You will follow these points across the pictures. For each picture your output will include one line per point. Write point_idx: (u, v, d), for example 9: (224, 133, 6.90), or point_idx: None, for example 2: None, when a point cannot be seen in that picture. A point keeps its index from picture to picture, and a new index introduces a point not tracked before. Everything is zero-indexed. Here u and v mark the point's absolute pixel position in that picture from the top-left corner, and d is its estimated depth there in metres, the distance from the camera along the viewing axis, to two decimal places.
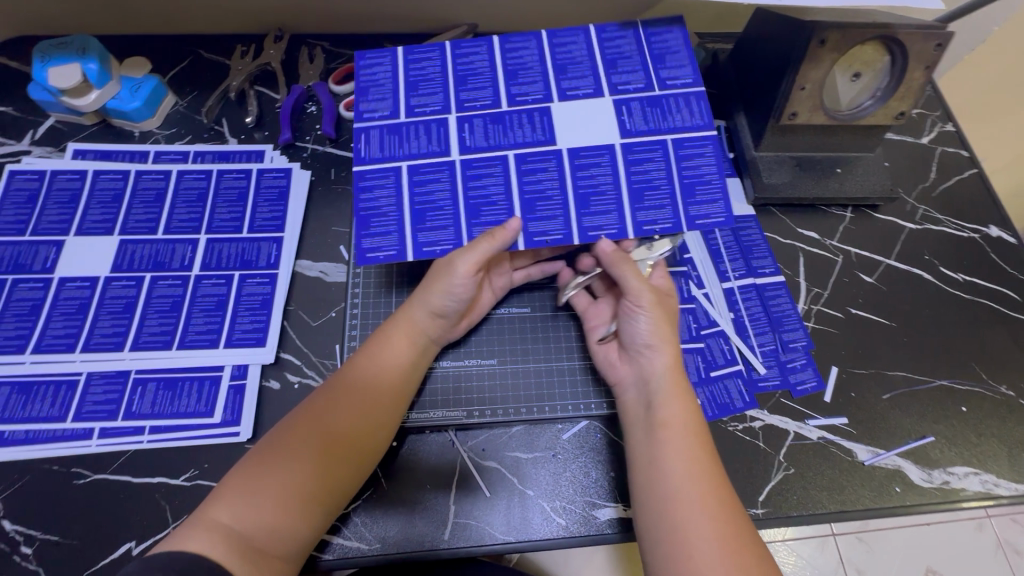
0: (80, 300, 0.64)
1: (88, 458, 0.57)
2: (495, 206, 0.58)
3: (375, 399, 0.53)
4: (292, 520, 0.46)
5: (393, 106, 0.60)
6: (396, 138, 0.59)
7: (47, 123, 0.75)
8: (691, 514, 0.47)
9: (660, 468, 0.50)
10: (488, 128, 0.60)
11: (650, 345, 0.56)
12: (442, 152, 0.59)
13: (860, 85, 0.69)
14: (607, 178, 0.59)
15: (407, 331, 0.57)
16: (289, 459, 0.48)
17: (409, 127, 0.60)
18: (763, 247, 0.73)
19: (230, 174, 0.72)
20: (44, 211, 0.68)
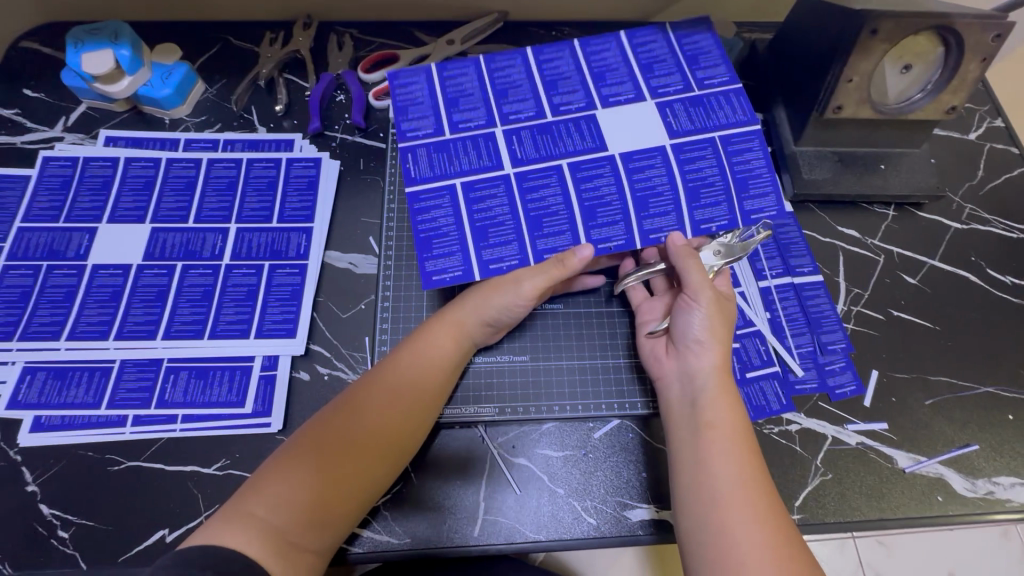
0: (113, 287, 0.64)
1: (122, 445, 0.57)
2: (555, 217, 0.57)
3: (416, 396, 0.53)
4: (328, 514, 0.46)
5: (436, 124, 0.59)
6: (445, 155, 0.58)
7: (80, 109, 0.75)
8: (738, 515, 0.46)
9: (706, 468, 0.49)
10: (537, 138, 0.59)
11: (701, 341, 0.55)
12: (494, 166, 0.58)
13: (911, 78, 0.67)
14: (662, 178, 0.57)
15: (455, 331, 0.57)
16: (329, 454, 0.48)
17: (456, 142, 0.58)
18: (801, 245, 0.71)
19: (260, 164, 0.72)
20: (77, 198, 0.69)
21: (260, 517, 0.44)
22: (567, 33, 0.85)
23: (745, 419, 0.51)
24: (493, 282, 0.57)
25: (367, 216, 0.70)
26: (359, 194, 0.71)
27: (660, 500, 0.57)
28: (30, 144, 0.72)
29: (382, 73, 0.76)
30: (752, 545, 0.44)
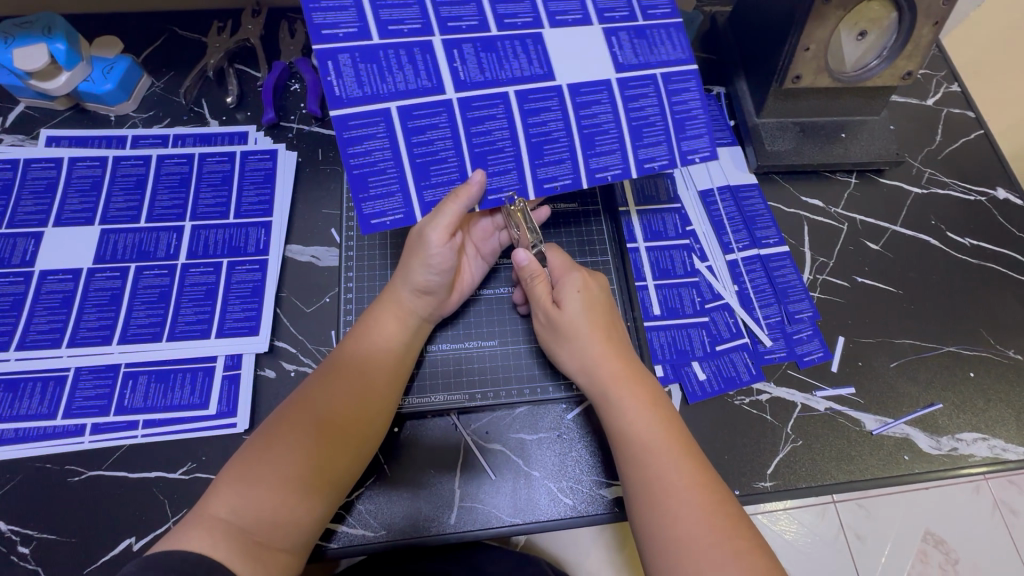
0: (63, 293, 0.61)
1: (82, 455, 0.55)
2: (501, 154, 0.56)
3: (370, 381, 0.52)
4: (295, 511, 0.45)
5: (362, 24, 0.51)
6: (375, 68, 0.51)
7: (17, 109, 0.71)
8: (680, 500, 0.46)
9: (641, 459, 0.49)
10: (480, 57, 0.55)
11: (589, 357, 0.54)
12: (436, 89, 0.53)
13: (867, 45, 0.66)
14: (608, 117, 0.58)
15: (397, 312, 0.55)
16: (288, 449, 0.46)
17: (385, 51, 0.52)
18: (766, 217, 0.71)
19: (213, 158, 0.69)
20: (20, 202, 0.65)
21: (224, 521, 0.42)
22: None
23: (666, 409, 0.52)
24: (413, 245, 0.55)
25: (328, 207, 0.68)
26: (319, 184, 0.69)
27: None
28: None
29: None
30: (705, 534, 0.44)
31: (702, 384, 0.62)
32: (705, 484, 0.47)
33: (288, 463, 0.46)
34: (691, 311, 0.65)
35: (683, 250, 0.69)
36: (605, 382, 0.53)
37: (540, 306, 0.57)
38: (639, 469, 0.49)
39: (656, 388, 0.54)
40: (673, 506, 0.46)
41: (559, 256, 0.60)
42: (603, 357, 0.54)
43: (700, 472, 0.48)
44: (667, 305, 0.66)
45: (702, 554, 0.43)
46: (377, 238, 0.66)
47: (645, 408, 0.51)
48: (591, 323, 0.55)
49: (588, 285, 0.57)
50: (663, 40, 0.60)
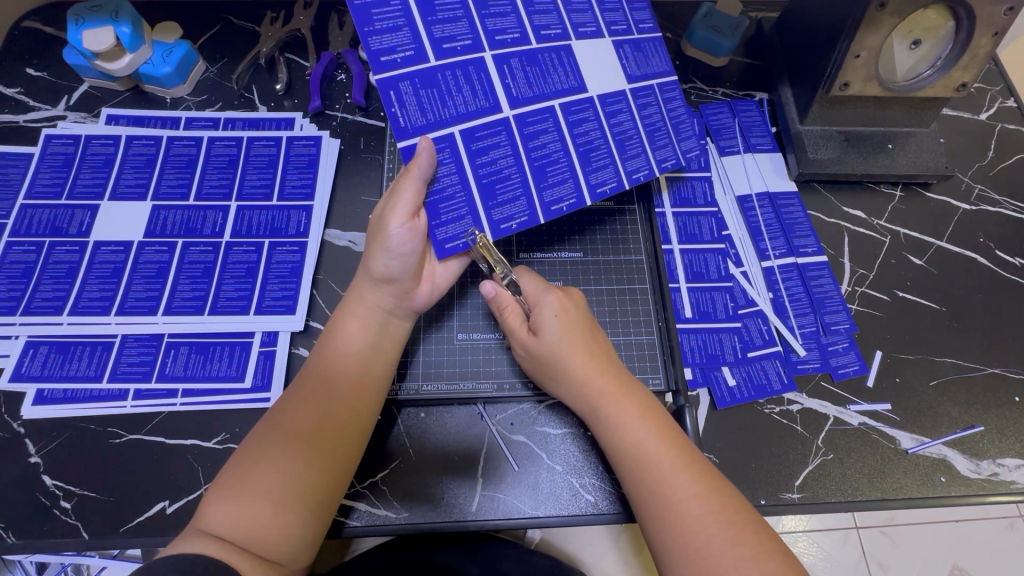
0: (114, 264, 0.64)
1: (123, 419, 0.58)
2: (558, 165, 0.56)
3: (352, 391, 0.51)
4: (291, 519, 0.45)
5: (418, 43, 0.51)
6: (435, 92, 0.52)
7: (82, 88, 0.75)
8: (688, 511, 0.45)
9: (643, 472, 0.48)
10: (527, 72, 0.56)
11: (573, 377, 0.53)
12: (492, 108, 0.54)
13: (919, 55, 0.64)
14: (630, 122, 0.59)
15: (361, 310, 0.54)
16: (271, 464, 0.46)
17: (442, 73, 0.52)
18: (806, 225, 0.70)
19: (260, 142, 0.72)
20: (79, 175, 0.69)
21: (216, 537, 0.43)
22: None
23: (658, 417, 0.51)
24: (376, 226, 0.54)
25: (367, 194, 0.70)
26: (360, 172, 0.71)
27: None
28: (32, 123, 0.73)
29: None
30: (720, 543, 0.43)
31: (732, 390, 0.61)
32: (707, 493, 0.46)
33: (273, 478, 0.46)
34: (723, 316, 0.65)
35: (718, 255, 0.68)
36: (594, 400, 0.52)
37: (517, 336, 0.55)
38: (639, 482, 0.48)
39: (646, 398, 0.53)
40: (678, 519, 0.45)
41: (533, 278, 0.57)
42: (585, 374, 0.52)
43: (701, 481, 0.47)
44: (700, 308, 0.65)
45: (709, 564, 0.43)
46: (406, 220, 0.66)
47: (635, 422, 0.50)
48: (572, 344, 0.53)
49: (565, 306, 0.55)
50: (654, 54, 0.63)
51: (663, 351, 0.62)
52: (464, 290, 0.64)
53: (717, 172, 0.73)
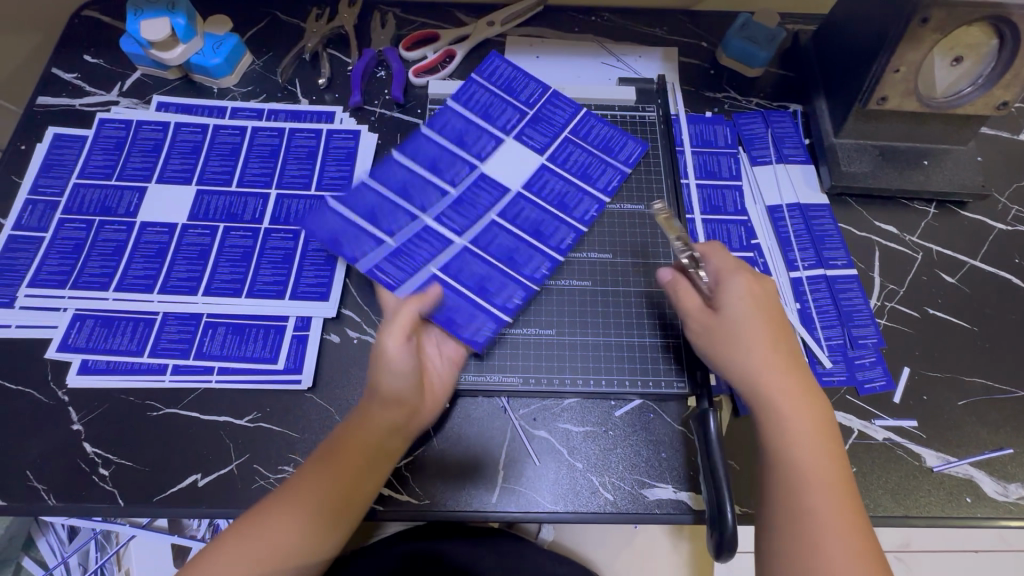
0: (159, 244, 0.67)
1: (161, 393, 0.60)
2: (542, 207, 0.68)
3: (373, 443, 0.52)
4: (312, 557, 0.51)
5: (300, 325, 0.63)
6: (375, 316, 0.63)
7: (135, 76, 0.78)
8: (823, 507, 0.47)
9: (791, 459, 0.49)
10: (405, 259, 0.65)
11: (745, 363, 0.53)
12: (406, 304, 0.63)
13: (961, 71, 0.64)
14: (584, 155, 0.72)
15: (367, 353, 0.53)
16: (298, 514, 0.50)
17: (336, 300, 0.65)
18: (836, 238, 0.70)
19: (302, 133, 0.74)
20: (129, 158, 0.72)
21: None
22: (608, 20, 0.84)
23: (818, 411, 0.51)
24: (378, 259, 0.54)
25: None
26: None
27: (695, 486, 0.57)
28: (88, 107, 0.76)
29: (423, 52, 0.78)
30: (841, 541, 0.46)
31: None
32: (835, 504, 0.47)
33: (298, 525, 0.50)
34: None
35: (747, 263, 0.68)
36: (768, 386, 0.52)
37: (694, 316, 0.57)
38: (777, 469, 0.50)
39: (813, 387, 0.53)
40: (800, 511, 0.47)
41: (722, 257, 0.58)
42: (765, 361, 0.53)
43: (831, 485, 0.48)
44: None
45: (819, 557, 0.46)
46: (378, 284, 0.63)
47: (802, 411, 0.51)
48: (761, 334, 0.54)
49: (755, 293, 0.56)
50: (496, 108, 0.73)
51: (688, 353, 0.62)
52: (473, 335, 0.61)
53: (748, 181, 0.73)
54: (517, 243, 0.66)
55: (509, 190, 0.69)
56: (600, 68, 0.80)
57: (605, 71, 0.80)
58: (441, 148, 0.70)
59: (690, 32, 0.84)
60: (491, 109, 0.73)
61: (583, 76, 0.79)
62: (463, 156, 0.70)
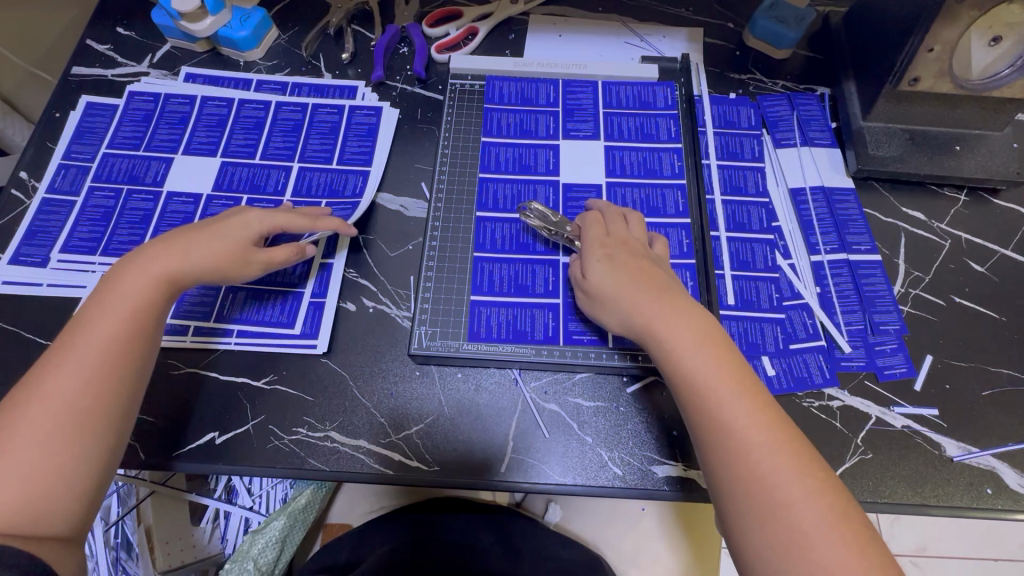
0: (184, 213, 0.68)
1: (182, 353, 0.61)
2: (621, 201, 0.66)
3: (112, 370, 0.48)
4: (72, 501, 0.44)
5: (284, 318, 0.62)
6: (256, 303, 0.63)
7: (164, 48, 0.80)
8: (757, 450, 0.44)
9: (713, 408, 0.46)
10: (247, 302, 0.63)
11: (630, 319, 0.53)
12: (287, 325, 0.62)
13: (999, 52, 0.60)
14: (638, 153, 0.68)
15: (168, 273, 0.53)
16: (46, 438, 0.44)
17: (272, 294, 0.63)
18: (861, 223, 0.68)
19: (324, 109, 0.75)
20: (157, 130, 0.73)
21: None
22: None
23: (716, 348, 0.49)
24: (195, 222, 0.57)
25: (421, 162, 0.72)
26: (415, 141, 0.73)
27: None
28: (120, 78, 0.78)
29: (446, 28, 0.78)
30: (788, 483, 0.42)
31: (772, 380, 0.60)
32: (768, 442, 0.44)
33: (55, 456, 0.44)
34: (767, 306, 0.63)
35: (767, 245, 0.66)
36: (654, 342, 0.51)
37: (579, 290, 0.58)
38: (701, 422, 0.47)
39: (713, 331, 0.51)
40: (733, 447, 0.44)
41: (595, 228, 0.59)
42: (642, 315, 0.52)
43: (762, 427, 0.45)
44: (743, 296, 0.64)
45: (762, 492, 0.42)
46: (458, 270, 0.63)
47: (694, 355, 0.49)
48: (628, 287, 0.54)
49: (611, 251, 0.57)
50: (535, 123, 0.71)
51: None
52: (546, 335, 0.60)
53: (770, 163, 0.72)
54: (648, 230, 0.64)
55: (600, 185, 0.67)
56: (622, 48, 0.79)
57: (628, 51, 0.79)
58: (515, 183, 0.67)
59: (716, 12, 0.83)
60: (525, 124, 0.71)
61: (605, 56, 0.78)
62: (536, 178, 0.67)
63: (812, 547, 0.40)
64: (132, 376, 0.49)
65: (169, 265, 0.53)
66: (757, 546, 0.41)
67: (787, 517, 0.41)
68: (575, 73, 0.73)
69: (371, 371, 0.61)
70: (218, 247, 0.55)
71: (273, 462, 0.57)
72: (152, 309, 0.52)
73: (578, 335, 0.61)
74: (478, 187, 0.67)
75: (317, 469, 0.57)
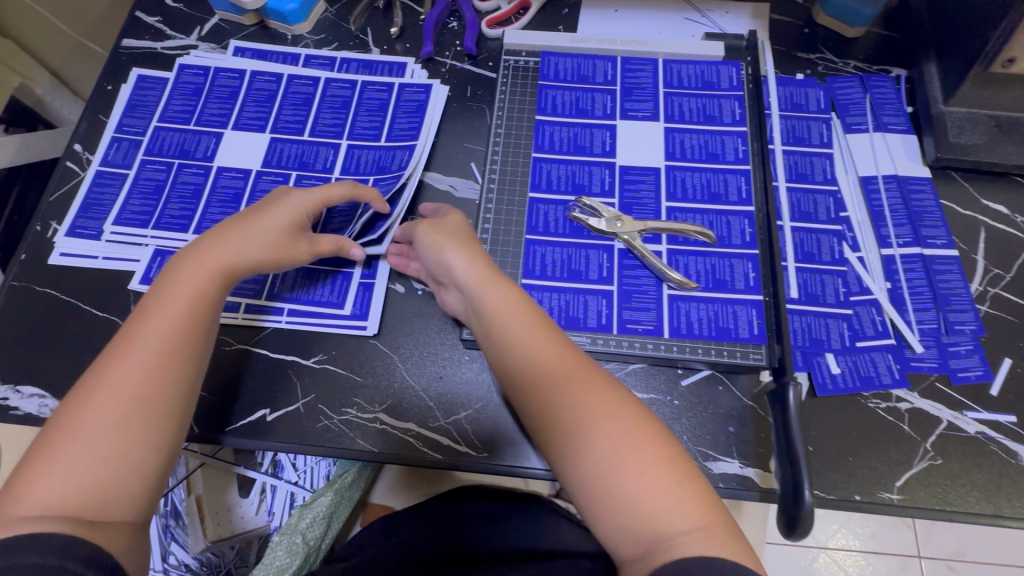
0: (234, 189, 0.68)
1: (234, 330, 0.61)
2: (683, 185, 0.63)
3: (173, 363, 0.48)
4: (136, 488, 0.44)
5: (333, 298, 0.62)
6: (306, 283, 0.62)
7: (213, 21, 0.79)
8: (620, 460, 0.43)
9: (573, 416, 0.45)
10: (297, 282, 0.63)
11: (501, 329, 0.51)
12: (336, 306, 0.62)
13: None
14: (700, 136, 0.65)
15: (223, 265, 0.53)
16: (112, 426, 0.44)
17: (322, 274, 0.63)
18: (936, 215, 0.64)
19: (373, 86, 0.73)
20: (206, 104, 0.73)
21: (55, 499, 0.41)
22: None
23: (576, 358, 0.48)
24: (243, 212, 0.57)
25: (471, 141, 0.70)
26: (465, 120, 0.71)
27: (763, 463, 0.55)
28: (169, 50, 0.78)
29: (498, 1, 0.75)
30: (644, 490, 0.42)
31: (836, 378, 0.57)
32: (635, 454, 0.43)
33: (121, 443, 0.44)
34: (833, 301, 0.60)
35: (834, 236, 0.63)
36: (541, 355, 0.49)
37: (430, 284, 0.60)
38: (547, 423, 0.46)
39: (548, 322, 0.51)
40: (581, 449, 0.44)
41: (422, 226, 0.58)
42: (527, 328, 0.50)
43: (623, 436, 0.44)
44: (807, 290, 0.60)
45: (608, 491, 0.43)
46: (509, 254, 0.61)
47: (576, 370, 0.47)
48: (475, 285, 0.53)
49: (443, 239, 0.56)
50: (594, 101, 0.68)
51: (772, 330, 0.56)
52: (600, 322, 0.57)
53: (839, 149, 0.68)
54: (707, 217, 0.61)
55: (659, 168, 0.64)
56: (682, 24, 0.75)
57: (688, 27, 0.75)
58: (569, 164, 0.65)
59: None
60: (581, 102, 0.68)
61: (664, 32, 0.74)
62: (592, 160, 0.65)
63: (668, 540, 0.40)
64: (188, 365, 0.48)
65: (217, 256, 0.53)
66: (613, 537, 0.42)
67: (636, 514, 0.42)
68: (635, 50, 0.70)
69: (420, 354, 0.60)
70: (267, 238, 0.55)
71: (323, 442, 0.57)
72: (205, 301, 0.51)
73: (633, 324, 0.57)
74: (532, 167, 0.65)
75: (366, 450, 0.57)
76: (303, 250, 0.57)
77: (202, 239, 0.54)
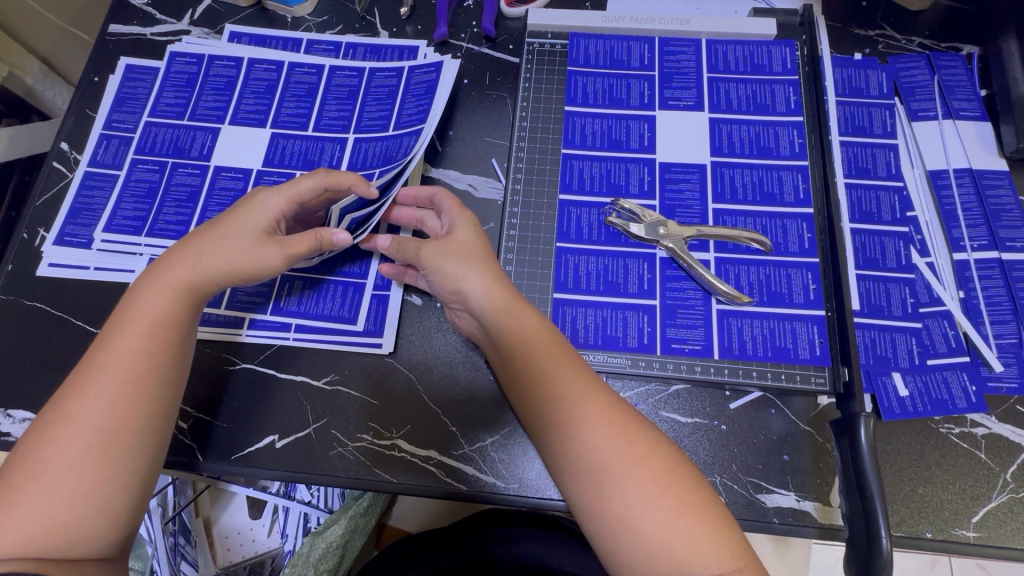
0: (234, 191, 0.62)
1: (238, 347, 0.56)
2: (733, 184, 0.57)
3: (140, 390, 0.42)
4: (104, 530, 0.39)
5: (343, 313, 0.57)
6: (314, 296, 0.57)
7: (206, 2, 0.72)
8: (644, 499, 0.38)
9: (594, 450, 0.40)
10: (304, 295, 0.57)
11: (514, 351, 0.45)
12: (347, 321, 0.56)
13: None
14: (749, 129, 0.58)
15: (183, 281, 0.47)
16: (72, 463, 0.39)
17: (331, 287, 0.57)
18: (1016, 214, 0.57)
19: (382, 72, 0.66)
20: (201, 97, 0.67)
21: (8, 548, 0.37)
22: None
23: (595, 386, 0.43)
24: (212, 221, 0.51)
25: (491, 134, 0.63)
26: (483, 109, 0.64)
27: (823, 496, 0.49)
28: (159, 36, 0.71)
29: None
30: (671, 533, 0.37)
31: (905, 401, 0.51)
32: (659, 493, 0.39)
33: (82, 482, 0.39)
34: (900, 313, 0.54)
35: (900, 240, 0.56)
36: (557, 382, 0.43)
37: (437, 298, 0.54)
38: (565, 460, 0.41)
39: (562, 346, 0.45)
40: (605, 482, 0.39)
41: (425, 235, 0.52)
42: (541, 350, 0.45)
43: (648, 474, 0.39)
44: (870, 301, 0.54)
45: (631, 529, 0.38)
46: (539, 265, 0.55)
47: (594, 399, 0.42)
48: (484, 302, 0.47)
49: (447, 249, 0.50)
50: (630, 90, 0.61)
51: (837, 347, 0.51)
52: (641, 341, 0.52)
53: (903, 140, 0.60)
54: (760, 221, 0.55)
55: (704, 165, 0.57)
56: None
57: (733, 2, 0.67)
58: (603, 161, 0.59)
59: None
60: (615, 90, 0.61)
61: (705, 8, 0.67)
62: (628, 156, 0.58)
63: None
64: (158, 391, 0.43)
65: (184, 271, 0.47)
66: None
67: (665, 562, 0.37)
68: (675, 30, 0.63)
69: (440, 375, 0.55)
70: (231, 245, 0.48)
71: (337, 472, 0.53)
72: (173, 320, 0.46)
73: (678, 343, 0.52)
74: (562, 166, 0.59)
75: (383, 480, 0.52)
76: (271, 254, 0.49)
77: (168, 254, 0.49)
